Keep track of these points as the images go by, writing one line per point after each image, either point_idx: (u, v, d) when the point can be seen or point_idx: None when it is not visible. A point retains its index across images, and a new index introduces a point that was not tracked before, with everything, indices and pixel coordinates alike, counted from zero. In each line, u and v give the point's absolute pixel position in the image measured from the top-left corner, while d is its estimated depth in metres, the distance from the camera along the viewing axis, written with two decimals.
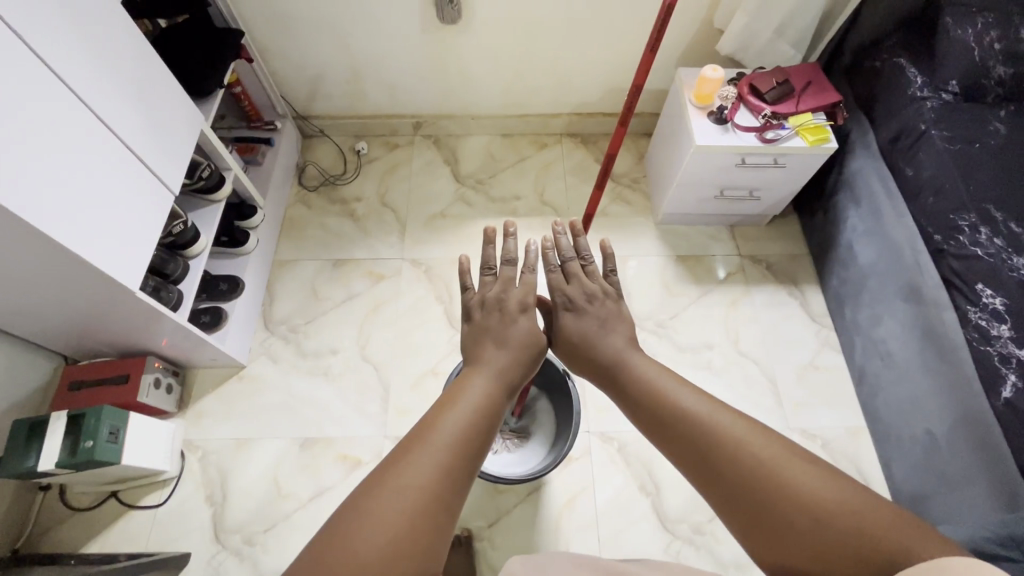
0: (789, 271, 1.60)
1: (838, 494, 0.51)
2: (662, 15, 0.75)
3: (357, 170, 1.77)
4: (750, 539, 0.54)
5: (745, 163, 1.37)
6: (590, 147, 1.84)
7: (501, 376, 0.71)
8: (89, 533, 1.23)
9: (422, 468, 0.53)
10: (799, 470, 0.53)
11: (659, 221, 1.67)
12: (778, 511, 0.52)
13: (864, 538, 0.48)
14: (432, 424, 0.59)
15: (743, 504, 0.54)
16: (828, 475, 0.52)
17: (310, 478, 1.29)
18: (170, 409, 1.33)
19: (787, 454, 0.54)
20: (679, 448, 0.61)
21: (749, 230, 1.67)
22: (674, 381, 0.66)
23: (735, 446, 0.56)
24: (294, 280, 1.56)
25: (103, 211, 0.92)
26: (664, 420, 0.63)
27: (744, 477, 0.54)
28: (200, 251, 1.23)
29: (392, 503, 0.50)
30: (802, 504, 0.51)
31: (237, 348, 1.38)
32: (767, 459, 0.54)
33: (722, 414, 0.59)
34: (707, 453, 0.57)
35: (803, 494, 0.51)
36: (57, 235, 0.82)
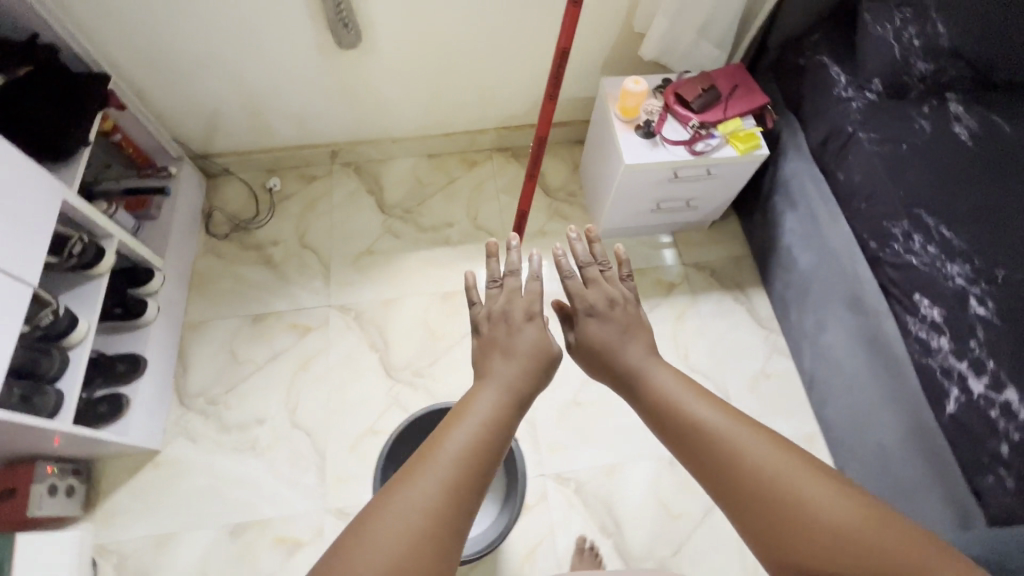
0: (734, 276, 1.56)
1: (863, 522, 0.47)
2: (558, 62, 0.66)
3: (271, 210, 1.61)
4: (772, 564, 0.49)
5: (678, 177, 1.30)
6: (523, 160, 1.74)
7: (512, 390, 0.62)
8: None
9: (418, 494, 0.48)
10: (824, 493, 0.49)
11: (599, 235, 1.59)
12: (797, 539, 0.48)
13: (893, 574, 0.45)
14: (426, 454, 0.52)
15: (763, 534, 0.50)
16: (857, 502, 0.48)
17: (244, 569, 1.17)
18: (74, 513, 1.19)
19: (812, 479, 0.49)
20: (693, 465, 0.56)
21: (692, 235, 1.61)
22: (691, 392, 0.60)
23: (754, 470, 0.51)
24: (209, 344, 1.41)
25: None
26: (681, 435, 0.57)
27: (761, 506, 0.50)
28: (82, 339, 1.08)
29: (382, 537, 0.45)
30: (827, 536, 0.47)
31: (145, 433, 1.24)
32: (787, 483, 0.49)
33: (741, 432, 0.54)
34: (723, 473, 0.53)
35: (825, 518, 0.47)
36: None
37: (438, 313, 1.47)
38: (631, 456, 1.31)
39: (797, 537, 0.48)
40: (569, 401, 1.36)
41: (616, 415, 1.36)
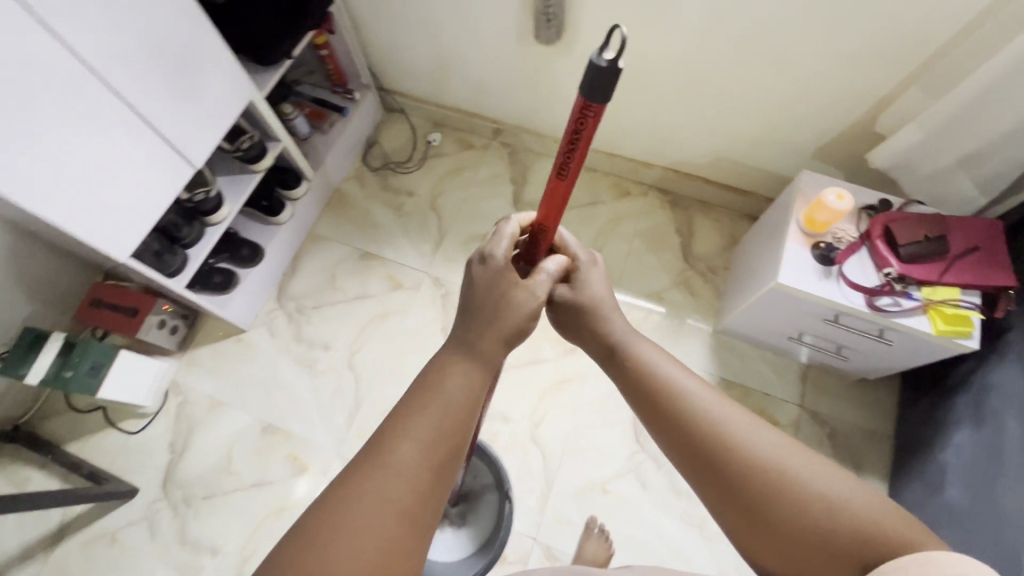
0: (855, 451, 1.26)
1: (841, 492, 0.53)
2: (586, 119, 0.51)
3: (421, 161, 1.67)
4: (736, 521, 0.56)
5: (838, 321, 1.06)
6: (677, 211, 1.56)
7: (488, 357, 0.57)
8: (74, 433, 1.35)
9: (405, 454, 0.48)
10: (799, 462, 0.55)
11: (718, 328, 1.39)
12: (773, 505, 0.54)
13: (860, 537, 0.51)
14: (393, 438, 0.49)
15: (736, 502, 0.56)
16: (821, 466, 0.55)
17: (258, 464, 1.31)
18: (170, 348, 1.40)
19: (783, 445, 0.56)
20: (675, 442, 0.61)
21: (827, 380, 1.33)
22: (681, 369, 0.64)
23: (733, 444, 0.57)
24: (320, 260, 1.54)
25: (48, 148, 0.83)
26: (664, 415, 0.62)
27: (743, 472, 0.56)
28: (220, 221, 1.23)
29: (378, 496, 0.46)
30: (797, 506, 0.53)
31: (241, 313, 1.41)
32: (762, 454, 0.56)
33: (722, 408, 0.60)
34: (706, 449, 0.58)
35: (795, 485, 0.54)
36: (31, 201, 0.84)
37: None
38: None
39: (774, 505, 0.54)
40: (597, 481, 1.26)
41: (637, 523, 1.22)
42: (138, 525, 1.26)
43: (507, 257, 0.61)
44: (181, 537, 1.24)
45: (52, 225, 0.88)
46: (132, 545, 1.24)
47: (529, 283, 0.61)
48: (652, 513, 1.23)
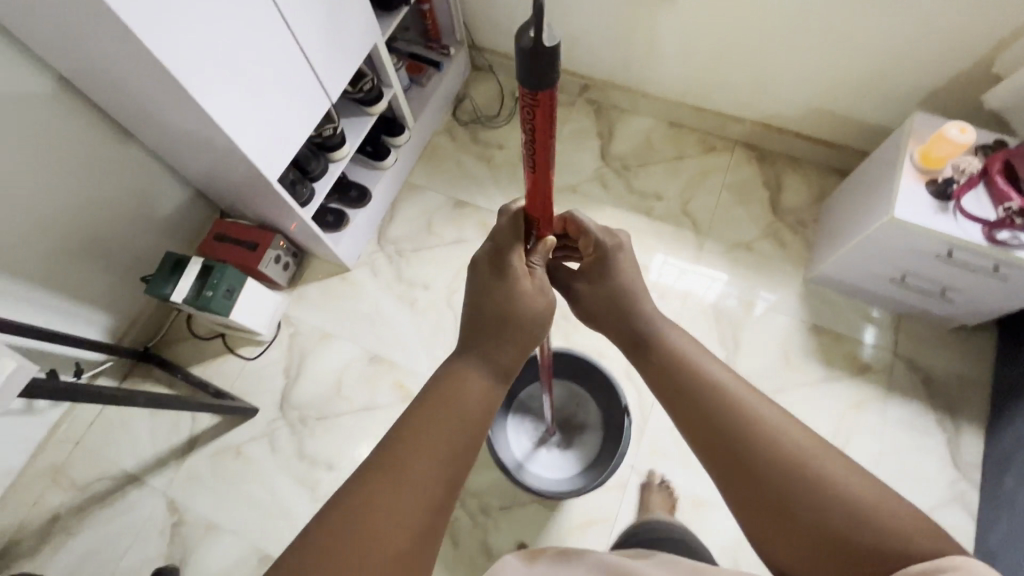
0: (951, 396, 1.28)
1: (858, 490, 0.50)
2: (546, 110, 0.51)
3: (509, 116, 1.72)
4: (749, 515, 0.55)
5: (951, 257, 1.07)
6: (764, 165, 1.57)
7: (506, 370, 0.61)
8: (197, 357, 1.46)
9: (419, 459, 0.51)
10: (828, 460, 0.53)
11: (810, 277, 1.41)
12: (796, 496, 0.52)
13: (886, 542, 0.48)
14: (410, 440, 0.52)
15: (750, 491, 0.54)
16: (846, 463, 0.53)
17: (366, 390, 1.40)
18: (282, 283, 1.49)
19: (813, 441, 0.54)
20: (692, 427, 0.60)
21: (923, 328, 1.34)
22: (703, 355, 0.65)
23: (761, 429, 0.56)
24: (416, 207, 1.61)
25: (227, 59, 0.91)
26: (689, 397, 0.61)
27: (767, 459, 0.54)
28: (342, 158, 1.31)
29: (391, 498, 0.49)
30: (816, 496, 0.51)
31: (348, 251, 1.49)
32: (789, 443, 0.54)
33: (751, 396, 0.59)
34: (730, 432, 0.57)
35: (815, 479, 0.52)
36: (214, 113, 0.94)
37: None
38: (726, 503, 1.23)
39: (796, 495, 0.52)
40: None
41: None
42: (260, 440, 1.37)
43: (519, 259, 0.65)
44: (299, 452, 1.35)
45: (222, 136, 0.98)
46: (254, 457, 1.35)
47: (541, 286, 0.66)
48: None
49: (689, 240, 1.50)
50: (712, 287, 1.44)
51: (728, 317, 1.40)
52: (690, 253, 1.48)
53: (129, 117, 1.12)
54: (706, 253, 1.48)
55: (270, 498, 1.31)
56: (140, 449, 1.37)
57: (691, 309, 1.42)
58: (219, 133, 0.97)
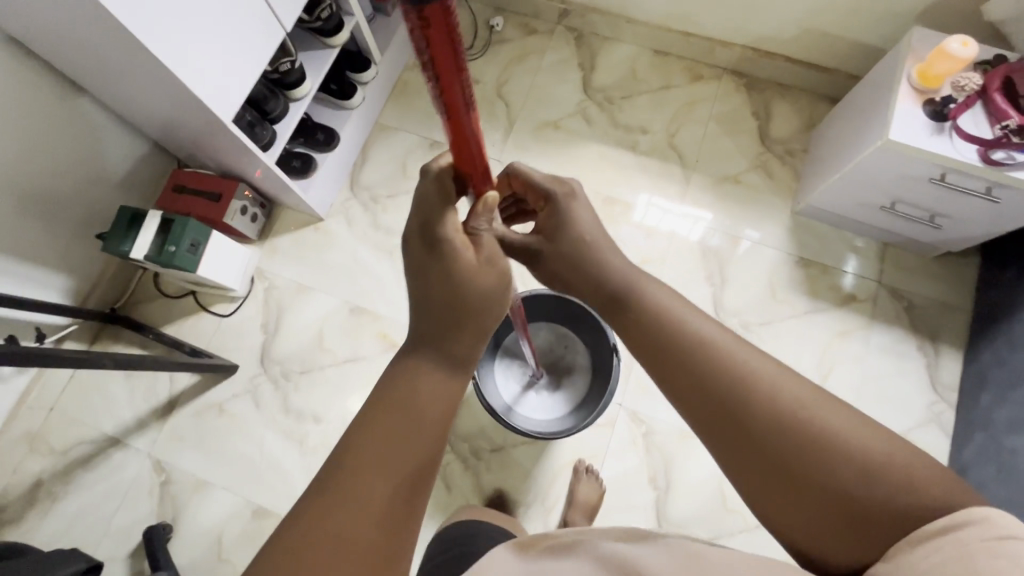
0: (933, 323, 1.29)
1: (878, 447, 0.46)
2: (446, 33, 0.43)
3: (484, 48, 1.59)
4: (758, 488, 0.50)
5: (944, 181, 1.05)
6: (753, 94, 1.50)
7: (464, 360, 0.52)
8: (168, 317, 1.40)
9: (374, 480, 0.44)
10: (833, 418, 0.48)
11: (799, 209, 1.37)
12: (802, 462, 0.47)
13: (895, 501, 0.45)
14: (363, 457, 0.45)
15: (761, 462, 0.49)
16: (857, 418, 0.48)
17: (349, 342, 1.36)
18: (251, 236, 1.41)
19: (814, 397, 0.49)
20: (688, 394, 0.53)
21: (908, 257, 1.33)
22: (688, 310, 0.57)
23: (761, 390, 0.50)
24: (388, 150, 1.52)
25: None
26: (677, 354, 0.54)
27: (767, 424, 0.49)
28: (303, 96, 1.21)
29: (339, 526, 0.42)
30: (835, 460, 0.46)
31: (319, 200, 1.41)
32: (790, 404, 0.49)
33: (744, 353, 0.52)
34: (726, 394, 0.51)
35: (833, 441, 0.47)
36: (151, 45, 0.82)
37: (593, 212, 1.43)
38: None
39: (804, 462, 0.47)
40: None
41: None
42: (243, 397, 1.34)
43: (453, 226, 0.56)
44: (284, 407, 1.32)
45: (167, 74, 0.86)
46: (239, 414, 1.33)
47: (490, 258, 0.55)
48: None
49: (675, 175, 1.45)
50: (700, 223, 1.40)
51: (715, 253, 1.38)
52: (677, 189, 1.44)
53: (58, 54, 1.00)
54: (693, 189, 1.43)
55: (259, 453, 1.30)
56: (119, 412, 1.33)
57: (678, 246, 1.39)
58: (165, 72, 0.87)
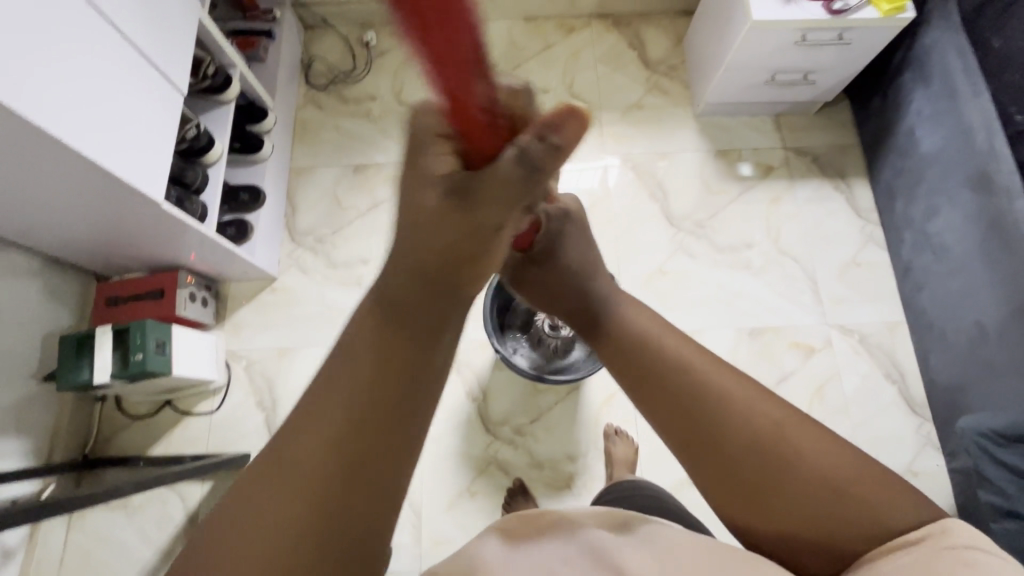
0: (837, 163, 1.49)
1: (841, 467, 0.43)
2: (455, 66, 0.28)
3: (368, 65, 1.60)
4: (738, 506, 0.45)
5: (807, 41, 1.22)
6: (623, 28, 1.63)
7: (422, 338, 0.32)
8: (150, 438, 1.30)
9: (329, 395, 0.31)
10: (814, 446, 0.44)
11: (699, 112, 1.53)
12: (779, 488, 0.43)
13: (869, 511, 0.43)
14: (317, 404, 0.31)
15: (737, 479, 0.44)
16: (824, 437, 0.45)
17: None
18: (208, 321, 1.34)
19: (796, 423, 0.44)
20: (666, 412, 0.46)
21: (797, 119, 1.54)
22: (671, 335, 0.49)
23: (734, 419, 0.44)
24: (315, 189, 1.49)
25: (54, 73, 0.73)
26: (658, 384, 0.46)
27: (762, 464, 0.43)
28: (218, 159, 1.16)
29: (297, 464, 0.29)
30: (804, 480, 0.43)
31: (266, 259, 1.36)
32: (767, 422, 0.44)
33: (727, 379, 0.46)
34: (703, 429, 0.45)
35: (807, 466, 0.43)
36: (79, 146, 0.77)
37: None
38: (711, 324, 1.36)
39: (799, 490, 0.43)
40: (655, 268, 1.41)
41: (699, 284, 1.40)
42: None
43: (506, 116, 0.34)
44: None
45: (98, 170, 0.81)
46: None
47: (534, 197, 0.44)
48: (708, 272, 1.41)
49: (587, 119, 1.55)
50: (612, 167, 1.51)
51: (648, 172, 1.50)
52: (593, 131, 1.54)
53: None
54: (607, 125, 1.54)
55: None
56: (137, 555, 1.21)
57: (617, 179, 1.49)
58: (91, 169, 0.81)
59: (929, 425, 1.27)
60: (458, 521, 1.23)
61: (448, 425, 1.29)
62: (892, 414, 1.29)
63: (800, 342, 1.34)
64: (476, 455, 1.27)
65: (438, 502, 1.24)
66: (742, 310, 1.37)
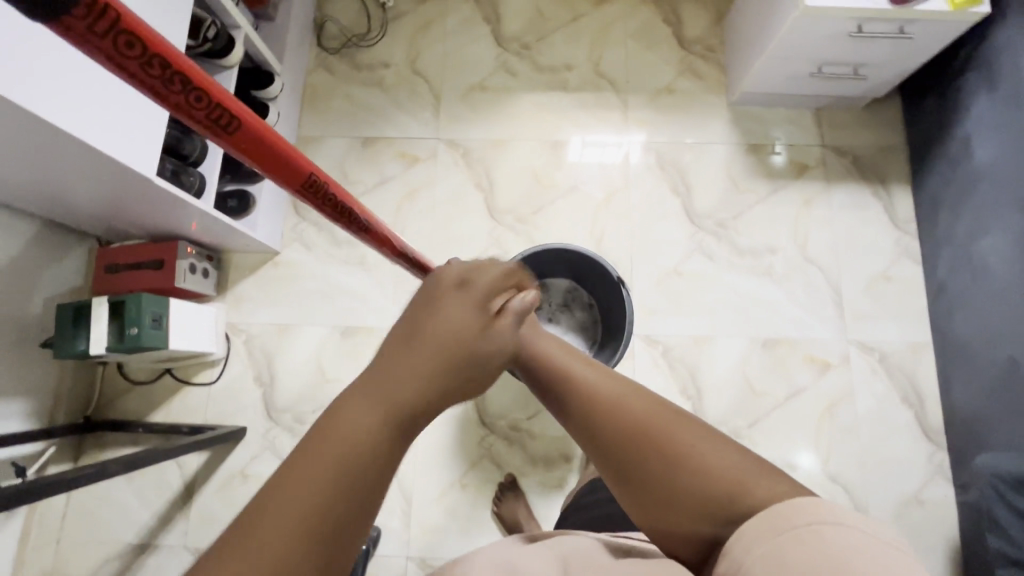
0: (879, 166, 1.38)
1: (700, 447, 0.44)
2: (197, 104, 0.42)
3: (383, 29, 1.51)
4: (617, 488, 0.48)
5: (862, 32, 1.10)
6: (660, 1, 1.50)
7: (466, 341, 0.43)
8: (150, 404, 1.31)
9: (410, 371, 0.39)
10: (681, 426, 0.46)
11: (734, 100, 1.42)
12: (642, 467, 0.45)
13: (724, 490, 0.42)
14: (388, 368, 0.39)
15: (607, 458, 0.47)
16: (688, 422, 0.46)
17: (353, 364, 1.31)
18: (209, 292, 1.33)
19: (656, 411, 0.47)
20: (550, 400, 0.52)
21: (840, 115, 1.42)
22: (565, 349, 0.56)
23: (599, 404, 0.48)
24: (322, 161, 1.44)
25: (31, 39, 0.68)
26: (541, 382, 0.53)
27: (622, 437, 0.46)
28: None
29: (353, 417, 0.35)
30: (662, 459, 0.44)
31: (268, 233, 1.32)
32: (626, 405, 0.47)
33: (595, 374, 0.51)
34: (577, 411, 0.50)
35: (667, 443, 0.45)
36: (61, 122, 0.73)
37: (548, 161, 1.42)
38: (723, 331, 1.30)
39: (651, 463, 0.45)
40: (670, 268, 1.34)
41: (715, 289, 1.33)
42: (263, 456, 1.27)
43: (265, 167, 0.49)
44: None
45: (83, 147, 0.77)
46: (264, 474, 1.27)
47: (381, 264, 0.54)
48: (726, 276, 1.33)
49: (612, 102, 1.45)
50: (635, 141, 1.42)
51: (672, 164, 1.41)
52: (617, 116, 1.44)
53: None
54: (633, 109, 1.44)
55: None
56: (135, 517, 1.25)
57: (637, 169, 1.40)
58: (75, 146, 0.77)
59: (942, 454, 1.22)
60: (447, 511, 1.23)
61: (444, 415, 1.28)
62: (904, 440, 1.23)
63: (815, 357, 1.28)
64: (470, 447, 1.26)
65: (429, 490, 1.24)
66: (758, 318, 1.31)
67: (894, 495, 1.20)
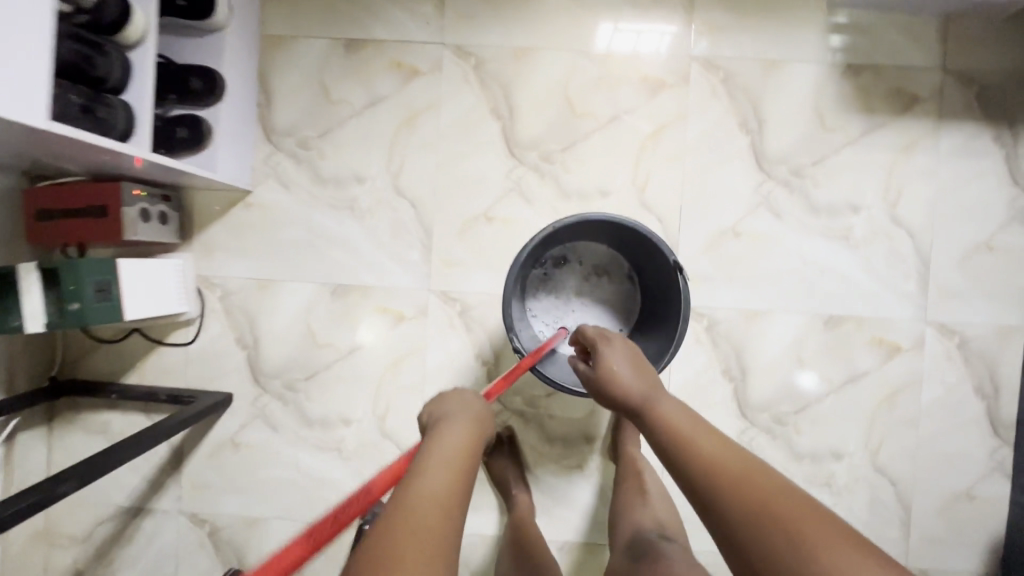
0: (1010, 101, 1.07)
1: (831, 544, 0.43)
2: None
3: None
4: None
5: None
6: None
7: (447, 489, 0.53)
8: (121, 365, 1.16)
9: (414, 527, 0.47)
10: (816, 525, 0.45)
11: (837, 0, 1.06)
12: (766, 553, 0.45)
13: None
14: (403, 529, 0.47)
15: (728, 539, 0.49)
16: (822, 517, 0.46)
17: (347, 329, 1.14)
18: (172, 241, 1.11)
19: (787, 501, 0.47)
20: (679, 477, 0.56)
21: (973, 26, 1.07)
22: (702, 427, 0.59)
23: (726, 487, 0.51)
24: (295, 71, 1.12)
25: None
26: (674, 456, 0.57)
27: (736, 512, 0.49)
28: (143, 39, 0.81)
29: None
30: (787, 548, 0.44)
31: (234, 170, 1.07)
32: (754, 487, 0.50)
33: (721, 452, 0.54)
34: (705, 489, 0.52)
35: (790, 531, 0.45)
36: None
37: (584, 80, 1.10)
38: (781, 305, 1.11)
39: (768, 542, 0.46)
40: (726, 227, 1.10)
41: (777, 254, 1.10)
42: (254, 424, 1.16)
43: None
44: (303, 420, 1.15)
45: None
46: (257, 443, 1.16)
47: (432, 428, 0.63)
48: (793, 239, 1.10)
49: None
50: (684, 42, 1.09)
51: (744, 89, 1.10)
52: (679, 17, 1.09)
53: None
54: (701, 8, 1.09)
55: (299, 475, 1.16)
56: (124, 481, 1.17)
57: (699, 95, 1.10)
58: None
59: (1006, 451, 1.10)
60: None
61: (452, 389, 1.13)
62: (968, 435, 1.10)
63: (883, 339, 1.10)
64: None
65: None
66: (825, 292, 1.10)
67: (943, 490, 1.10)
